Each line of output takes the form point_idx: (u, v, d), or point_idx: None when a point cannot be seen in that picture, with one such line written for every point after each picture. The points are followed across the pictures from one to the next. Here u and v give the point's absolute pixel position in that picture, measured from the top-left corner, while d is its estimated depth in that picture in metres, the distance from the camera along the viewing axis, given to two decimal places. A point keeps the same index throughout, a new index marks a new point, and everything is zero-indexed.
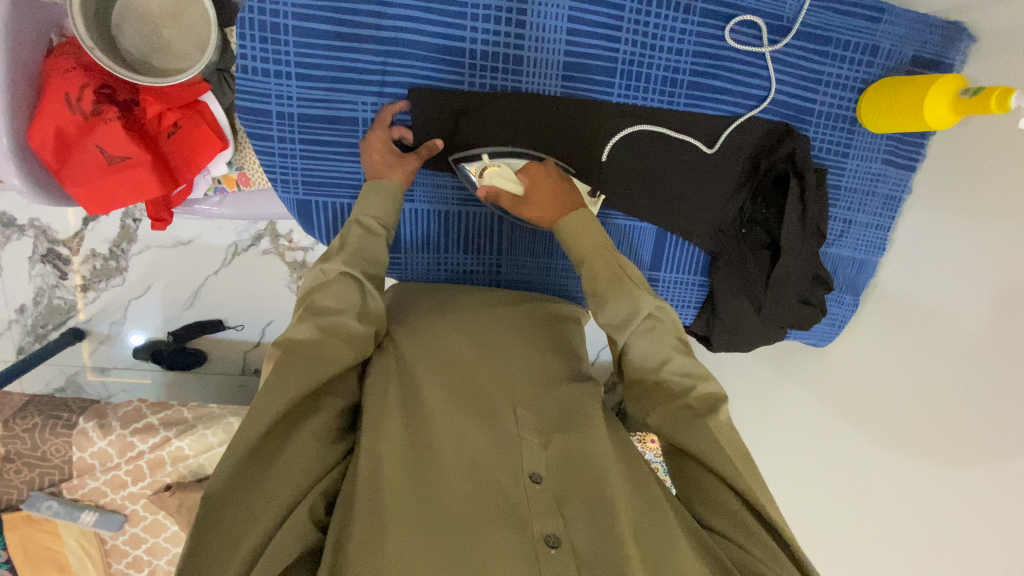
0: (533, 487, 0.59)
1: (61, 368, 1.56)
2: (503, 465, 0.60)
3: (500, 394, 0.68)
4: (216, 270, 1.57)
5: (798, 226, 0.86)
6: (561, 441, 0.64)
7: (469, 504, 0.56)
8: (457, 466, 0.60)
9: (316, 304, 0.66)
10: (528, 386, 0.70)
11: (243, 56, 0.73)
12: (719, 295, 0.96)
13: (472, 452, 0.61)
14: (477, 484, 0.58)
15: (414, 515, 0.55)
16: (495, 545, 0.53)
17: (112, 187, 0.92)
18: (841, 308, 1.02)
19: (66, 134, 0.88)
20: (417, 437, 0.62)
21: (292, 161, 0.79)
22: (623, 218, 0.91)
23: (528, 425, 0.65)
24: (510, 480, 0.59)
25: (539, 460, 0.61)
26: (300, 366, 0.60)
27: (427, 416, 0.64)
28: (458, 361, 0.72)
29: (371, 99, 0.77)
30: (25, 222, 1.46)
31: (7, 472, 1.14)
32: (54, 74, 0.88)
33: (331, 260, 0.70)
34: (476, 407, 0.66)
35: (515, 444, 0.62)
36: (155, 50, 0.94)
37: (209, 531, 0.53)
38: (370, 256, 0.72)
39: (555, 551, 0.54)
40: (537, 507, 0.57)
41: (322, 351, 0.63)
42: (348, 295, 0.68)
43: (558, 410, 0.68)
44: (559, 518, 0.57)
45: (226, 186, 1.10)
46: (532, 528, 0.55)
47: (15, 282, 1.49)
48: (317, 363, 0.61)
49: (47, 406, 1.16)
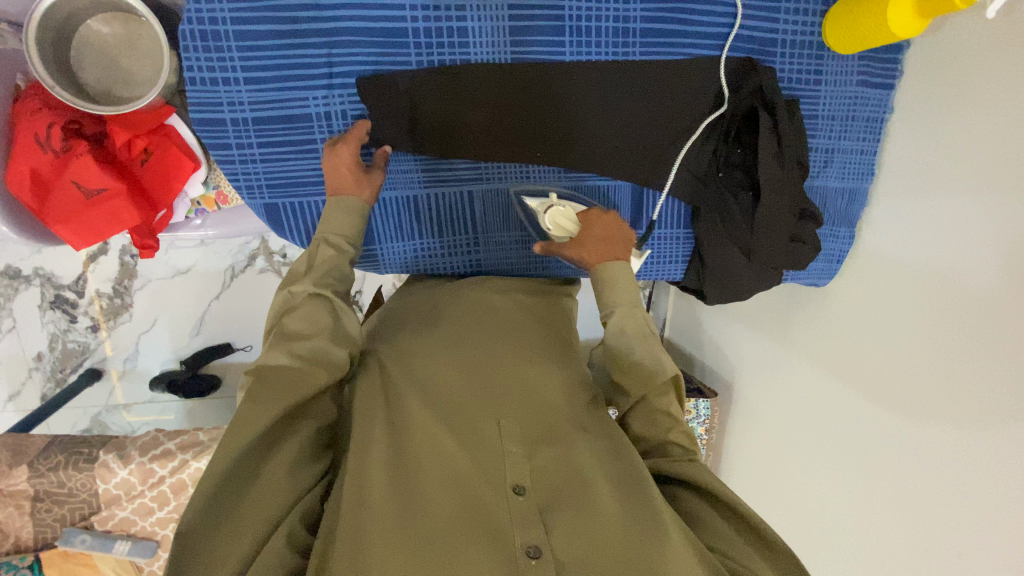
0: (516, 498, 0.59)
1: (85, 409, 1.61)
2: (484, 480, 0.61)
3: (484, 404, 0.68)
4: (218, 294, 1.60)
5: (776, 160, 0.84)
6: (549, 452, 0.65)
7: (449, 518, 0.57)
8: (439, 479, 0.61)
9: (286, 328, 0.67)
10: (516, 393, 0.70)
11: (189, 67, 0.73)
12: (706, 246, 0.94)
13: (454, 467, 0.62)
14: (457, 500, 0.59)
15: (394, 532, 0.56)
16: (474, 559, 0.54)
17: (94, 220, 0.94)
18: (837, 242, 0.98)
19: (42, 173, 0.90)
20: (399, 456, 0.63)
21: (253, 166, 0.79)
22: (598, 178, 0.89)
23: (512, 434, 0.65)
24: (492, 494, 0.60)
25: (522, 469, 0.62)
26: (273, 397, 0.62)
27: (409, 433, 0.64)
28: (443, 369, 0.72)
29: (321, 93, 0.77)
30: (30, 272, 1.49)
31: (39, 512, 1.17)
32: (22, 116, 0.90)
33: (297, 283, 0.71)
34: (459, 422, 0.66)
35: (497, 457, 0.63)
36: (118, 82, 0.96)
37: (197, 551, 0.57)
38: (341, 274, 0.73)
39: (536, 562, 0.54)
40: (518, 519, 0.58)
41: (294, 380, 0.63)
42: (317, 319, 0.68)
43: (546, 417, 0.69)
44: (542, 528, 0.57)
45: (205, 206, 1.10)
46: (513, 539, 0.56)
47: (27, 331, 1.52)
48: (292, 390, 0.63)
49: (69, 444, 1.20)
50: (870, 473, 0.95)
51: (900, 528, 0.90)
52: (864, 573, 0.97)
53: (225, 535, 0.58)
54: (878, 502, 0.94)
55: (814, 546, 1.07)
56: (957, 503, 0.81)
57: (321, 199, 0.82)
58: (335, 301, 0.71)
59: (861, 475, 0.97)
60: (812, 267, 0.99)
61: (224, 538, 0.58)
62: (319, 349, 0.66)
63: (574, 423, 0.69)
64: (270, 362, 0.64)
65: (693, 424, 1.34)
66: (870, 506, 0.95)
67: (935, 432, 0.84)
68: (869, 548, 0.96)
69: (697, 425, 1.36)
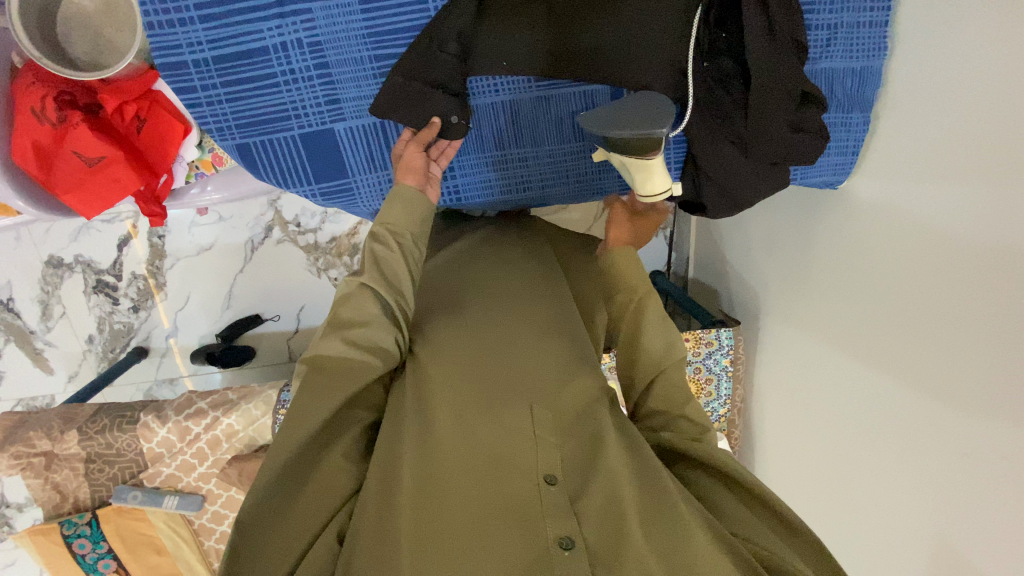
0: (549, 486, 0.62)
1: (137, 385, 1.73)
2: (517, 467, 0.63)
3: (514, 388, 0.70)
4: (242, 268, 1.66)
5: (765, 37, 0.77)
6: (577, 437, 0.68)
7: (481, 508, 0.59)
8: (470, 467, 0.62)
9: (340, 317, 0.70)
10: (544, 380, 0.72)
11: (145, 11, 0.74)
12: (697, 146, 0.87)
13: (484, 451, 0.64)
14: (492, 488, 0.61)
15: (428, 522, 0.58)
16: (508, 550, 0.56)
17: (98, 187, 0.99)
18: (849, 131, 0.91)
19: (43, 146, 0.95)
20: (429, 447, 0.64)
21: (220, 107, 0.79)
22: (570, 85, 0.85)
23: (542, 422, 0.67)
24: (526, 482, 0.61)
25: (554, 458, 0.64)
26: (328, 384, 0.65)
27: (439, 420, 0.66)
28: (470, 355, 0.74)
29: (274, 22, 0.76)
30: (72, 260, 1.59)
31: (93, 472, 1.27)
32: (20, 92, 0.95)
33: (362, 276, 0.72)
34: (490, 406, 0.68)
35: (528, 443, 0.65)
36: (103, 51, 0.99)
37: (245, 551, 0.58)
38: (388, 269, 0.73)
39: (569, 553, 0.57)
40: (550, 510, 0.60)
41: (346, 371, 0.66)
42: (367, 307, 0.70)
43: (574, 406, 0.70)
44: (574, 520, 0.59)
45: (204, 170, 1.15)
46: (546, 531, 0.58)
47: (77, 316, 1.64)
48: (341, 381, 0.65)
49: (114, 410, 1.29)
50: (901, 379, 0.87)
51: (938, 436, 0.82)
52: (903, 493, 0.89)
53: (270, 544, 0.59)
54: (908, 411, 0.86)
55: (851, 464, 1.01)
56: (993, 399, 0.73)
57: (290, 135, 0.82)
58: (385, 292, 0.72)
59: (891, 384, 0.89)
60: (826, 162, 0.93)
61: (274, 545, 0.59)
62: (370, 338, 0.69)
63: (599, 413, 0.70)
64: (326, 351, 0.67)
65: (716, 355, 1.32)
66: (903, 416, 0.87)
67: (970, 322, 0.76)
68: (904, 463, 0.88)
69: (722, 357, 1.33)
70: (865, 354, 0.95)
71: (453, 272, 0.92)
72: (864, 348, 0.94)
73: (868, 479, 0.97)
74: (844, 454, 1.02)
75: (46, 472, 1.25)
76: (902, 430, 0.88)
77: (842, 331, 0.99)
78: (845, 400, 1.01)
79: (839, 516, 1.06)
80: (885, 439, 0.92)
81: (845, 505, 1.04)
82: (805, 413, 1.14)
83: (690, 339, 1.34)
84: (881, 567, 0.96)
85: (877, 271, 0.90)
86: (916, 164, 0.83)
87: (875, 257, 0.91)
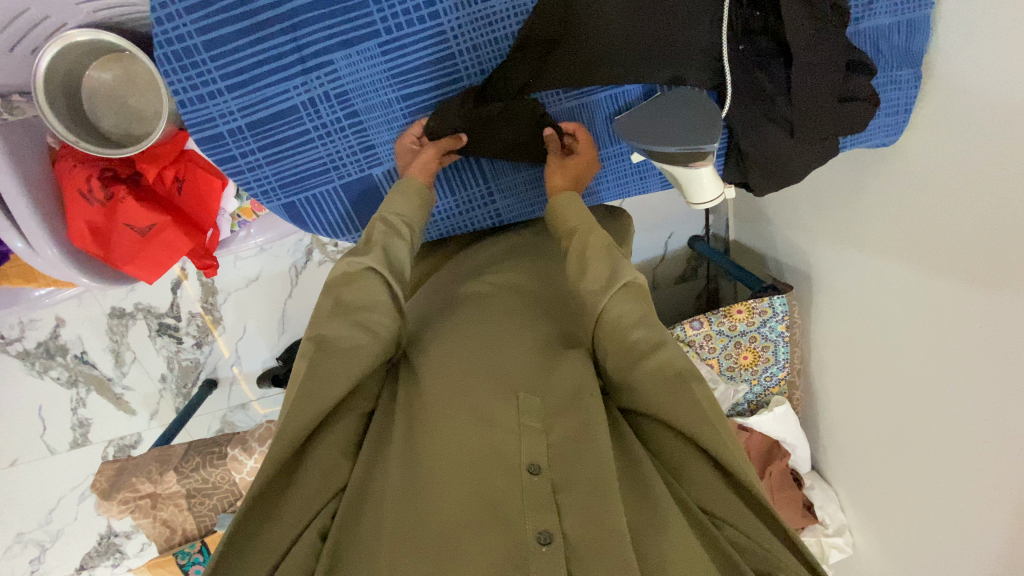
0: (530, 478, 0.62)
1: (213, 413, 1.83)
2: (497, 464, 0.63)
3: (500, 385, 0.70)
4: (290, 293, 1.72)
5: (804, 12, 0.73)
6: (563, 425, 0.67)
7: (460, 507, 0.59)
8: (454, 465, 0.63)
9: (343, 298, 0.67)
10: (537, 373, 0.72)
11: (175, 91, 0.74)
12: (740, 131, 0.83)
13: (467, 451, 0.64)
14: (472, 487, 0.61)
15: (406, 525, 0.59)
16: (483, 547, 0.57)
17: (155, 254, 1.03)
18: (901, 90, 0.93)
19: (97, 224, 0.98)
20: (416, 448, 0.66)
21: (262, 171, 0.81)
22: (601, 90, 0.83)
23: (530, 412, 0.67)
24: (505, 479, 0.62)
25: (538, 451, 0.64)
26: (333, 366, 0.63)
27: (426, 422, 0.68)
28: (459, 355, 0.74)
29: (300, 81, 0.76)
30: (133, 308, 1.66)
31: (195, 505, 1.37)
32: (65, 176, 0.97)
33: (358, 254, 0.71)
34: (474, 404, 0.68)
35: (512, 438, 0.65)
36: (132, 121, 1.01)
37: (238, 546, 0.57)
38: (395, 255, 0.74)
39: (546, 548, 0.57)
40: (532, 504, 0.60)
41: (352, 354, 0.65)
42: (373, 291, 0.69)
43: (569, 393, 0.70)
44: (553, 514, 0.60)
45: (246, 217, 1.19)
46: (524, 525, 0.58)
47: (147, 359, 1.72)
48: (347, 366, 0.64)
49: (202, 447, 1.38)
50: (1000, 330, 0.88)
51: None
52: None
53: (257, 543, 0.58)
54: (1016, 364, 0.86)
55: (941, 407, 1.02)
56: None
57: (331, 186, 0.84)
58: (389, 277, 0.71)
59: (985, 332, 0.91)
60: (878, 126, 0.96)
61: (258, 547, 0.58)
62: (378, 323, 0.68)
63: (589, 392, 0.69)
64: (331, 333, 0.65)
65: (772, 323, 1.33)
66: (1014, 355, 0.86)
67: None
68: (1000, 414, 0.91)
69: (778, 323, 1.33)
70: (968, 300, 0.93)
71: (447, 278, 0.93)
72: (960, 299, 0.94)
73: (951, 423, 1.00)
74: (928, 404, 1.04)
75: (154, 511, 1.36)
76: (1009, 383, 0.88)
77: (929, 288, 0.99)
78: (925, 356, 1.03)
79: (931, 463, 1.06)
80: (983, 387, 0.93)
81: (939, 457, 1.04)
82: (883, 367, 1.13)
83: (743, 311, 1.35)
84: (983, 496, 0.98)
85: (968, 226, 0.90)
86: (1009, 101, 0.81)
87: (968, 210, 0.90)
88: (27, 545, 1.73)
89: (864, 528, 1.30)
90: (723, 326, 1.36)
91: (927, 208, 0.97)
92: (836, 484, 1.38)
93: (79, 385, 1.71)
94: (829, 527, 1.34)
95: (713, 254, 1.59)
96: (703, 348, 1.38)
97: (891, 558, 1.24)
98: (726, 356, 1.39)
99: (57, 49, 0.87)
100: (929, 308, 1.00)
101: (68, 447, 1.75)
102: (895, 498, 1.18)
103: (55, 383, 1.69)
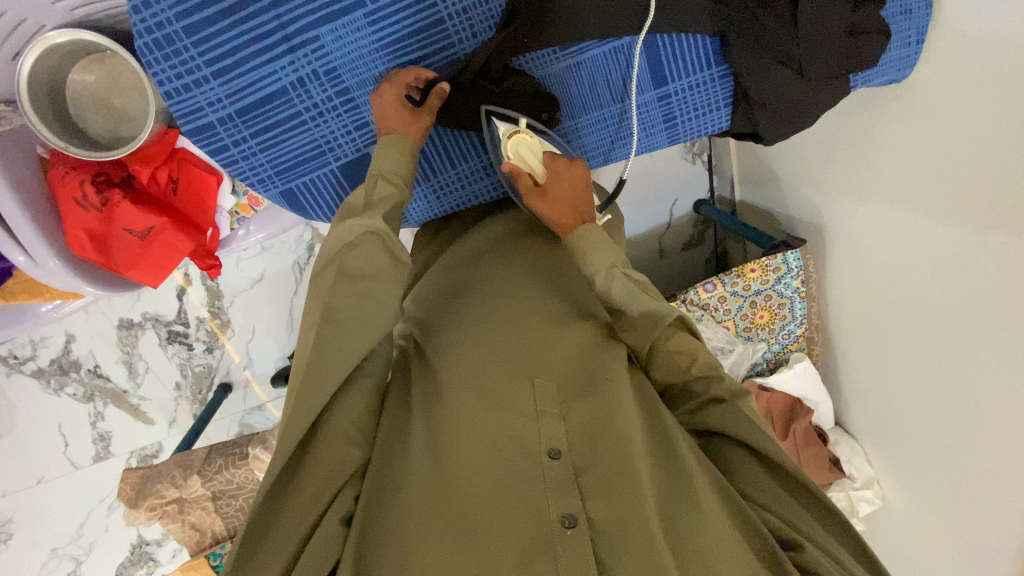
0: (551, 461, 0.61)
1: (231, 416, 1.83)
2: (517, 449, 0.62)
3: (515, 369, 0.69)
4: (296, 289, 1.72)
5: None
6: (582, 408, 0.66)
7: (487, 496, 0.59)
8: (476, 452, 0.62)
9: (347, 267, 0.65)
10: (557, 355, 0.71)
11: (160, 82, 0.72)
12: (745, 76, 0.80)
13: (486, 441, 0.62)
14: (493, 474, 0.60)
15: (432, 516, 0.58)
16: (509, 533, 0.56)
17: (156, 256, 1.01)
18: (910, 20, 0.89)
19: (96, 231, 0.97)
20: (434, 435, 0.64)
21: (256, 159, 0.79)
22: (596, 46, 0.79)
23: (548, 394, 0.66)
24: (526, 465, 0.61)
25: (556, 434, 0.63)
26: (338, 347, 0.61)
27: (444, 407, 0.66)
28: (473, 342, 0.73)
29: (287, 60, 0.73)
30: (141, 318, 1.65)
31: (222, 507, 1.37)
32: (57, 184, 0.94)
33: (355, 219, 0.68)
34: (491, 391, 0.67)
35: (530, 423, 0.64)
36: (119, 122, 0.98)
37: (262, 541, 0.57)
38: (394, 224, 0.72)
39: (572, 531, 0.57)
40: (554, 487, 0.59)
41: (360, 327, 0.63)
42: (375, 259, 0.67)
43: (582, 374, 0.70)
44: (576, 496, 0.59)
45: (244, 213, 1.17)
46: (548, 510, 0.58)
47: (160, 367, 1.72)
48: (361, 329, 0.63)
49: (224, 449, 1.38)
50: None
51: None
52: None
53: (279, 530, 0.57)
54: None
55: (960, 352, 1.00)
56: None
57: (329, 170, 0.81)
58: (390, 244, 0.69)
59: (1007, 270, 0.88)
60: (890, 60, 0.91)
61: (278, 536, 0.57)
62: (381, 291, 0.65)
63: (602, 372, 0.69)
64: (339, 299, 0.63)
65: (787, 279, 1.31)
66: None
67: None
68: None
69: (792, 279, 1.31)
70: (982, 242, 0.91)
71: (452, 258, 0.89)
72: (977, 237, 0.92)
73: (980, 363, 0.97)
74: (952, 348, 1.02)
75: (181, 516, 1.35)
76: None
77: (952, 225, 0.96)
78: (948, 296, 1.00)
79: (955, 407, 1.05)
80: (1012, 324, 0.90)
81: (969, 399, 1.02)
82: (901, 315, 1.11)
83: (756, 269, 1.33)
84: (1009, 441, 0.96)
85: (989, 155, 0.87)
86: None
87: (988, 140, 0.87)
88: (61, 560, 1.74)
89: (894, 478, 1.28)
90: (737, 286, 1.36)
91: (946, 140, 0.93)
92: (859, 437, 1.36)
93: (96, 399, 1.71)
94: (858, 480, 1.31)
95: (720, 216, 1.56)
96: (718, 311, 1.38)
97: (922, 506, 1.22)
98: (741, 318, 1.39)
99: (37, 53, 0.85)
100: (952, 246, 0.97)
101: (90, 461, 1.75)
102: (926, 445, 1.16)
103: (71, 399, 1.69)
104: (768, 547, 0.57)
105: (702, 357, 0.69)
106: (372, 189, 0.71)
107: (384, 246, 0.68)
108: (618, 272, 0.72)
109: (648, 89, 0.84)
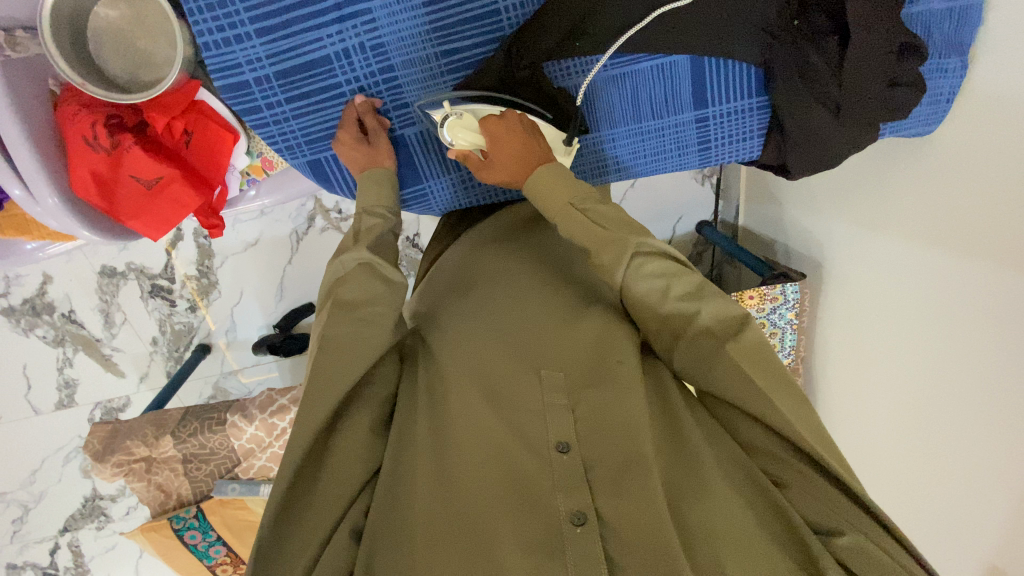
0: (559, 457, 0.62)
1: (205, 379, 1.76)
2: (526, 447, 0.63)
3: (517, 365, 0.69)
4: (290, 258, 1.68)
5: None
6: (591, 397, 0.66)
7: (492, 496, 0.60)
8: (482, 450, 0.63)
9: (342, 297, 0.66)
10: (569, 344, 0.70)
11: (200, 32, 0.70)
12: (784, 109, 0.81)
13: (493, 437, 0.64)
14: (496, 474, 0.61)
15: (441, 514, 0.60)
16: (518, 532, 0.58)
17: (161, 209, 0.97)
18: (946, 78, 0.92)
19: (102, 174, 0.93)
20: (442, 434, 0.65)
21: (288, 125, 0.77)
22: (646, 60, 0.80)
23: (553, 386, 0.66)
24: (535, 462, 0.62)
25: (564, 428, 0.63)
26: (338, 363, 0.62)
27: (448, 405, 0.67)
28: (482, 334, 0.73)
29: (335, 28, 0.71)
30: (124, 267, 1.60)
31: (192, 471, 1.33)
32: (67, 121, 0.91)
33: (348, 252, 0.69)
34: (495, 388, 0.67)
35: (537, 420, 0.64)
36: (140, 65, 0.93)
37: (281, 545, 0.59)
38: None
39: (581, 528, 0.58)
40: (563, 484, 0.60)
41: (358, 342, 0.63)
42: (371, 286, 0.67)
43: (591, 357, 0.69)
44: (584, 494, 0.60)
45: (255, 175, 1.15)
46: (558, 508, 0.59)
47: (138, 321, 1.65)
48: (361, 347, 0.63)
49: (200, 412, 1.34)
50: (1005, 328, 0.89)
51: None
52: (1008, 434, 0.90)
53: (295, 536, 0.60)
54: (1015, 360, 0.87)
55: (936, 402, 1.04)
56: None
57: None
58: (382, 267, 0.69)
59: (989, 331, 0.92)
60: (920, 114, 0.94)
61: (296, 542, 0.59)
62: (379, 315, 0.66)
63: (615, 355, 0.68)
64: (333, 328, 0.63)
65: (782, 310, 1.33)
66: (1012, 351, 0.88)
67: None
68: (1000, 401, 0.91)
69: (787, 310, 1.34)
70: (970, 299, 0.94)
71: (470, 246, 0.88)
72: (965, 294, 0.95)
73: (954, 408, 1.00)
74: (936, 398, 1.03)
75: (147, 475, 1.31)
76: (1004, 381, 0.90)
77: (942, 282, 0.99)
78: (931, 347, 1.03)
79: (919, 452, 1.09)
80: (987, 383, 0.93)
81: (936, 448, 1.05)
82: (885, 358, 1.15)
83: (754, 296, 1.35)
84: (968, 491, 1.00)
85: (992, 216, 0.89)
86: None
87: (992, 202, 0.89)
88: (10, 505, 1.69)
89: None
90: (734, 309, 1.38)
91: (955, 195, 0.96)
92: None
93: (66, 345, 1.64)
94: None
95: (721, 239, 1.58)
96: None
97: None
98: None
99: None
100: (942, 295, 1.00)
101: (52, 408, 1.68)
102: (887, 483, 1.19)
103: (41, 341, 1.62)
104: (793, 533, 0.59)
105: (676, 286, 0.67)
106: (359, 225, 0.73)
107: (375, 273, 0.68)
108: (574, 211, 0.71)
109: (687, 110, 0.86)
